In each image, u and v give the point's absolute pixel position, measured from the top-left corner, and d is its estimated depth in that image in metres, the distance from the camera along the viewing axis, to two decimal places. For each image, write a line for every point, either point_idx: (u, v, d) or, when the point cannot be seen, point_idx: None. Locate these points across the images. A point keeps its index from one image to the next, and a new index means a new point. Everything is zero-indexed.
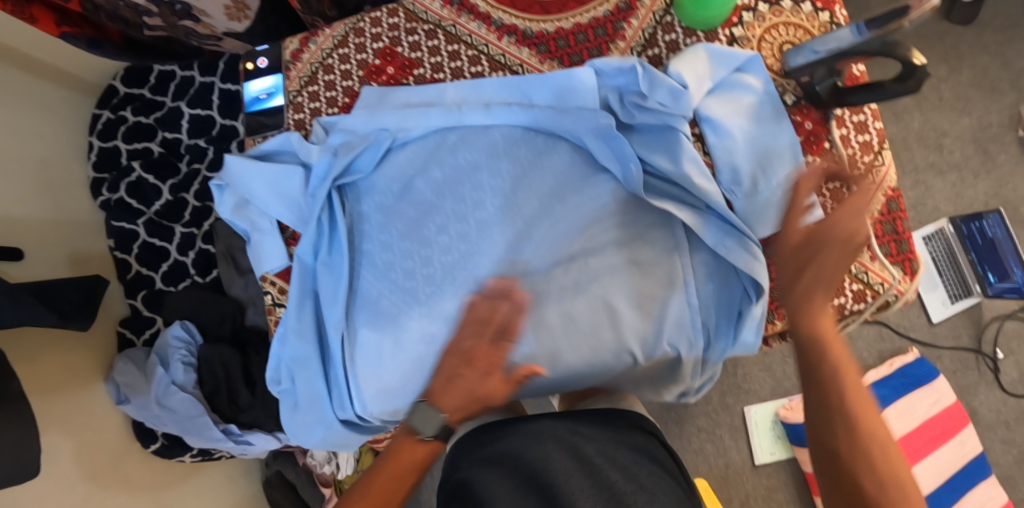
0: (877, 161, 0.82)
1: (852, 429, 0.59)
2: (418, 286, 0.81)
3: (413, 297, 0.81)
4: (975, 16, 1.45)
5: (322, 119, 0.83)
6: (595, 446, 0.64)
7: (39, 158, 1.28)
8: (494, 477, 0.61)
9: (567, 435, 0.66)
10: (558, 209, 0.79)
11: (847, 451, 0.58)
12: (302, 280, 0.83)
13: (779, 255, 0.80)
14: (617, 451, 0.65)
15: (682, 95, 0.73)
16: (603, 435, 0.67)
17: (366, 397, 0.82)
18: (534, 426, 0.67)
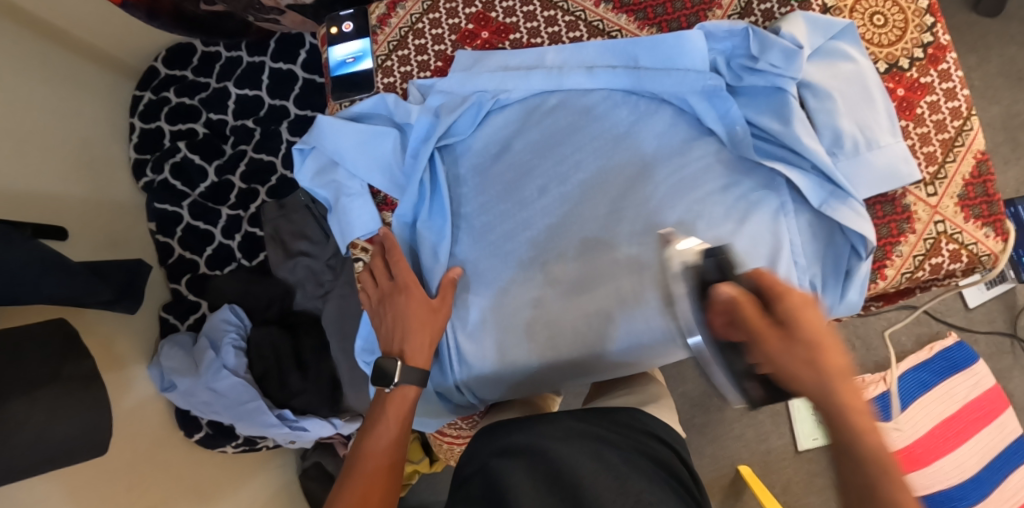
0: (966, 126, 0.82)
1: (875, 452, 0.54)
2: (522, 250, 0.80)
3: (516, 261, 0.80)
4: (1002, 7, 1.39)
5: (418, 82, 0.82)
6: (619, 453, 0.65)
7: (80, 137, 1.25)
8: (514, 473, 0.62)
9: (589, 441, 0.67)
10: (661, 171, 0.79)
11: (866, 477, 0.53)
12: (402, 242, 0.83)
13: (879, 217, 0.81)
14: (641, 460, 0.65)
15: (795, 56, 0.74)
16: (608, 432, 0.71)
17: (466, 363, 0.81)
18: (549, 421, 0.71)
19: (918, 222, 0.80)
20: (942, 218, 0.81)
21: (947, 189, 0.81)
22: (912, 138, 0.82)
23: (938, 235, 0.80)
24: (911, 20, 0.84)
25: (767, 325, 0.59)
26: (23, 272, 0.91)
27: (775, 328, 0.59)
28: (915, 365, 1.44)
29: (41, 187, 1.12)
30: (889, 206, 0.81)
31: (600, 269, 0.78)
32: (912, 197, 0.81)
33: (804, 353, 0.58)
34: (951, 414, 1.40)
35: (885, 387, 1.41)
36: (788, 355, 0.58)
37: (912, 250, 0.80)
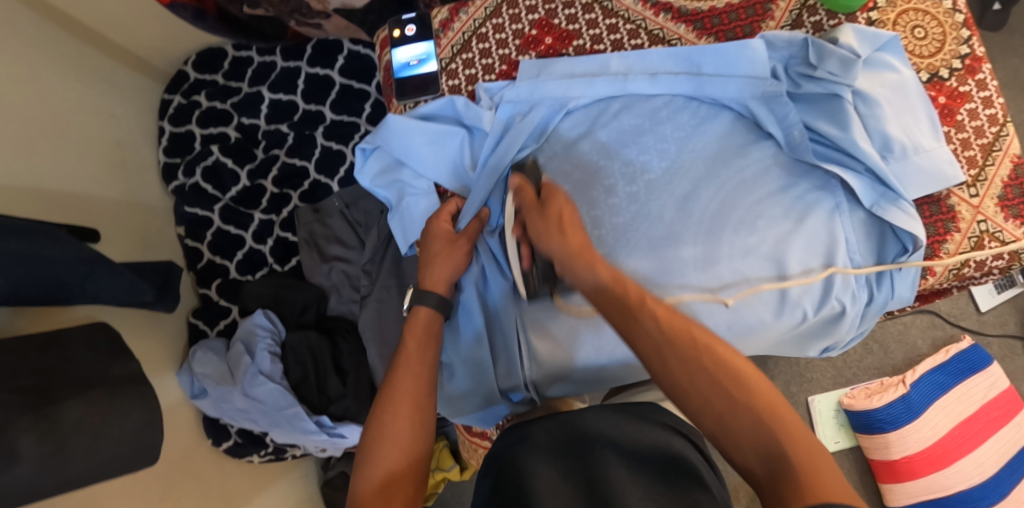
0: (1003, 131, 0.87)
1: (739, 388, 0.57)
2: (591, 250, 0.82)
3: None
4: (1004, 23, 1.42)
5: (485, 85, 0.85)
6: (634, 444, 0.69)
7: (113, 139, 1.25)
8: (545, 481, 0.66)
9: (613, 436, 0.70)
10: (724, 172, 0.82)
11: (722, 406, 0.57)
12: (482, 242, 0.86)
13: (926, 216, 0.85)
14: (658, 448, 0.68)
15: (853, 64, 0.77)
16: (624, 425, 0.72)
17: (534, 359, 0.86)
18: (569, 421, 0.74)
19: (962, 221, 0.85)
20: (984, 217, 0.85)
21: (988, 190, 0.85)
22: (954, 143, 0.86)
23: (981, 233, 0.84)
24: (949, 33, 0.88)
25: (532, 202, 0.74)
26: (70, 272, 0.89)
27: (583, 239, 0.69)
28: (934, 366, 1.49)
29: (78, 188, 1.12)
30: (935, 206, 0.85)
31: (669, 266, 0.81)
32: (956, 198, 0.85)
33: (553, 216, 0.72)
34: (970, 414, 1.45)
35: (905, 389, 1.45)
36: (542, 221, 0.72)
37: (958, 247, 0.84)
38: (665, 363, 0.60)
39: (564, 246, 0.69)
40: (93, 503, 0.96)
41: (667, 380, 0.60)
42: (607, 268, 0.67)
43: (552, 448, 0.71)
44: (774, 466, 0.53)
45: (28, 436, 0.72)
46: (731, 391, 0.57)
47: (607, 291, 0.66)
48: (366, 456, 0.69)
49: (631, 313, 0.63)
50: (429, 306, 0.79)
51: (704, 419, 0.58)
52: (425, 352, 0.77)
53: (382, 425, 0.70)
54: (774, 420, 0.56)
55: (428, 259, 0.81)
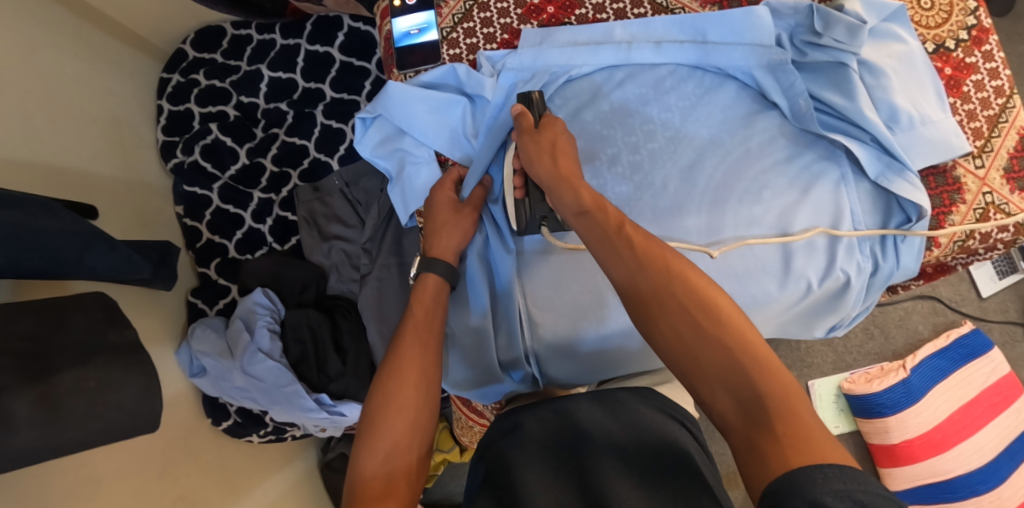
0: (1009, 103, 0.86)
1: (711, 322, 0.58)
2: None
3: None
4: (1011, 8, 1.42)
5: (487, 54, 0.85)
6: (632, 433, 0.69)
7: (111, 116, 1.24)
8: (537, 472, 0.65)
9: (608, 427, 0.70)
10: (730, 142, 0.81)
11: (694, 338, 0.58)
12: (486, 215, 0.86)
13: (931, 188, 0.83)
14: (655, 436, 0.68)
15: (859, 31, 0.76)
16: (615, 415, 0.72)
17: (534, 331, 0.86)
18: (562, 412, 0.74)
19: (968, 193, 0.83)
20: (989, 189, 0.84)
21: (993, 162, 0.85)
22: (960, 114, 0.86)
23: (987, 205, 0.83)
24: (955, 5, 0.88)
25: (530, 127, 0.75)
26: (67, 245, 0.88)
27: (570, 166, 0.71)
28: (934, 351, 1.51)
29: (76, 165, 1.11)
30: (941, 177, 0.84)
31: (673, 234, 0.80)
32: (961, 169, 0.84)
33: (545, 142, 0.73)
34: (970, 399, 1.47)
35: (906, 373, 1.48)
36: (535, 144, 0.73)
37: (963, 219, 0.83)
38: (643, 290, 0.61)
39: (554, 170, 0.70)
40: (90, 479, 0.96)
41: (642, 301, 0.61)
42: (587, 193, 0.68)
43: (540, 439, 0.70)
44: (743, 398, 0.55)
45: (21, 402, 0.71)
46: (699, 320, 0.59)
47: (590, 214, 0.67)
48: (369, 428, 0.67)
49: (615, 241, 0.64)
50: (435, 275, 0.79)
51: (674, 346, 0.59)
52: (430, 325, 0.76)
53: (384, 396, 0.69)
54: (744, 349, 0.57)
55: (433, 227, 0.81)
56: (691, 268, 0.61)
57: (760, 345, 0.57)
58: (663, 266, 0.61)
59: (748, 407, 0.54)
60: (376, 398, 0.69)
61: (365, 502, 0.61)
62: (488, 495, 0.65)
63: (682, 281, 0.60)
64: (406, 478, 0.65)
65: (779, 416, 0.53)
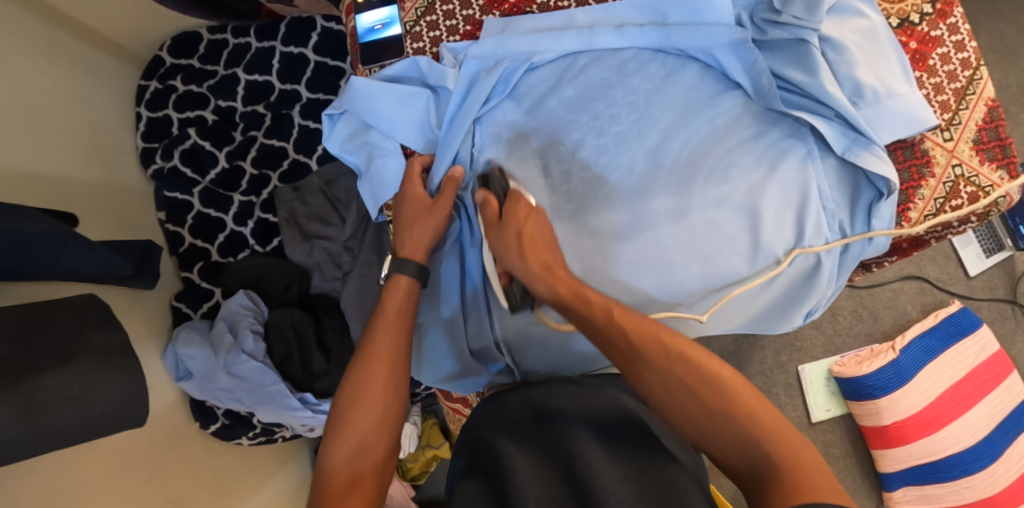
0: (976, 75, 0.86)
1: (713, 397, 0.60)
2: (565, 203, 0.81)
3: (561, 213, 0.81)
4: None
5: (449, 45, 0.85)
6: (611, 415, 0.70)
7: (89, 123, 1.25)
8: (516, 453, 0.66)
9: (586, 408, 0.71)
10: (696, 122, 0.81)
11: (700, 414, 0.60)
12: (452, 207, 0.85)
13: (899, 161, 0.83)
14: (631, 418, 0.69)
15: (817, 5, 0.76)
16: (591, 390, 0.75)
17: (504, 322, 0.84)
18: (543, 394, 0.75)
19: (937, 166, 0.83)
20: (958, 162, 0.84)
21: (962, 134, 0.84)
22: (927, 88, 0.85)
23: (956, 178, 0.83)
24: None
25: (494, 218, 0.75)
26: (43, 248, 0.88)
27: (545, 255, 0.73)
28: (923, 331, 1.51)
29: (55, 172, 1.12)
30: (909, 151, 0.83)
31: (640, 218, 0.80)
32: (930, 142, 0.83)
33: (510, 234, 0.74)
34: (960, 378, 1.48)
35: (895, 354, 1.47)
36: (502, 240, 0.74)
37: (932, 193, 0.83)
38: (663, 394, 0.62)
39: (526, 265, 0.72)
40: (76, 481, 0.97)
41: (658, 400, 0.63)
42: (567, 285, 0.71)
43: (520, 420, 0.73)
44: (754, 464, 0.57)
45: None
46: (703, 399, 0.60)
47: (576, 309, 0.69)
48: (343, 419, 0.68)
49: (630, 343, 0.65)
50: (406, 275, 0.78)
51: (683, 422, 0.61)
52: (403, 319, 0.76)
53: (352, 392, 0.69)
54: (750, 418, 0.59)
55: (404, 224, 0.81)
56: (687, 346, 0.63)
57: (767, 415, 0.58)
58: (661, 351, 0.63)
59: (760, 472, 0.56)
60: (346, 393, 0.70)
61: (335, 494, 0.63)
62: (479, 484, 0.66)
63: (684, 364, 0.62)
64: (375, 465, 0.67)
65: (788, 477, 0.54)
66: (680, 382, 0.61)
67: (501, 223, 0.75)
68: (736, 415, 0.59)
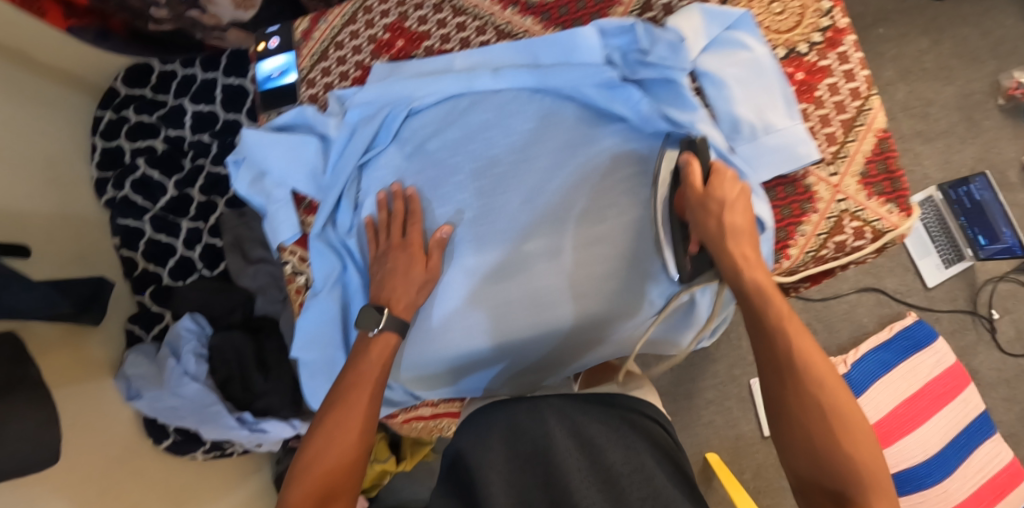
0: (866, 105, 0.84)
1: (844, 431, 0.61)
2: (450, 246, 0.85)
3: (445, 256, 0.84)
4: None
5: (336, 93, 0.90)
6: (604, 432, 0.65)
7: (45, 156, 1.30)
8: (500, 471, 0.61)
9: (573, 418, 0.66)
10: (572, 163, 0.82)
11: (819, 440, 0.61)
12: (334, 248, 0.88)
13: (781, 197, 0.83)
14: (629, 439, 0.65)
15: (680, 48, 0.77)
16: (579, 408, 0.68)
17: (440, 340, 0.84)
18: (532, 409, 0.67)
19: (820, 201, 0.82)
20: (844, 196, 0.83)
21: (848, 168, 0.83)
22: (812, 120, 0.84)
23: (841, 213, 0.82)
24: (809, 6, 0.86)
25: (699, 185, 0.72)
26: None
27: (742, 238, 0.70)
28: (877, 345, 1.51)
29: (16, 206, 1.18)
30: (791, 187, 0.83)
31: (513, 260, 0.83)
32: (812, 177, 0.83)
33: (711, 206, 0.70)
34: (914, 392, 1.47)
35: (845, 369, 1.50)
36: (703, 209, 0.71)
37: (815, 229, 0.82)
38: (782, 381, 0.64)
39: (721, 237, 0.69)
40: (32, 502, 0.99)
41: (772, 384, 0.65)
42: (752, 275, 0.68)
43: (510, 431, 0.65)
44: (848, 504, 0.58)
45: None
46: (830, 428, 0.61)
47: (749, 299, 0.68)
48: (310, 442, 0.71)
49: (767, 329, 0.66)
50: (396, 332, 0.78)
51: (800, 440, 0.62)
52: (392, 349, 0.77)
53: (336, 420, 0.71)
54: (861, 461, 0.60)
55: (387, 276, 0.80)
56: (829, 374, 0.63)
57: (881, 470, 0.60)
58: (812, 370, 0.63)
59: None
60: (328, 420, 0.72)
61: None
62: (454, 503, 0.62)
63: (821, 388, 0.63)
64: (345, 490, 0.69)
65: None
66: (816, 407, 0.62)
67: (704, 193, 0.71)
68: (850, 455, 0.60)
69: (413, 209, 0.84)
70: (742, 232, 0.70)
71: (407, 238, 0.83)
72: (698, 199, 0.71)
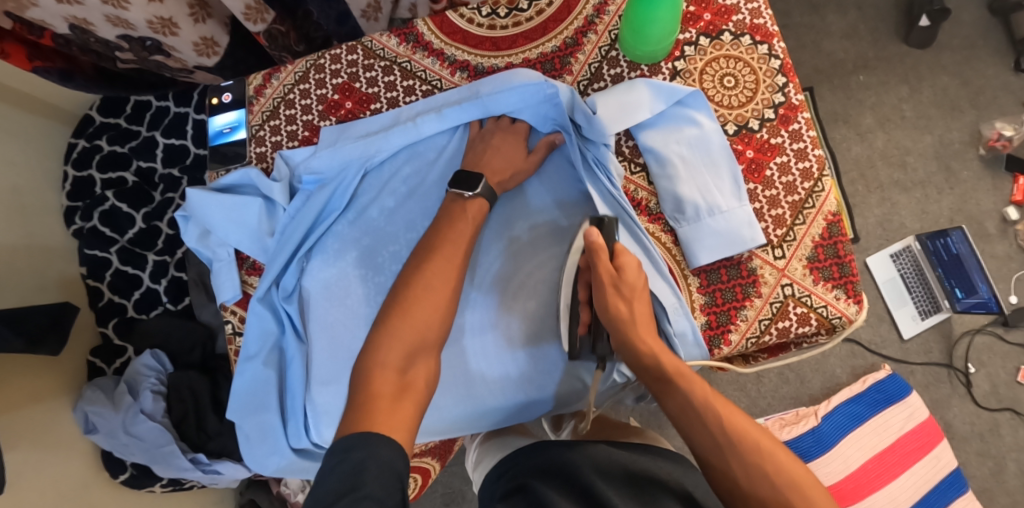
0: (817, 187, 0.82)
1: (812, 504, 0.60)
2: None
3: None
4: (930, 40, 1.56)
5: (284, 153, 0.89)
6: (660, 485, 0.65)
7: (11, 185, 1.26)
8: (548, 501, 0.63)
9: (623, 468, 0.67)
10: (505, 235, 0.87)
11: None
12: (273, 313, 0.88)
13: (723, 280, 0.82)
14: (680, 490, 0.65)
15: (595, 121, 0.80)
16: (635, 459, 0.69)
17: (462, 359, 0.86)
18: (584, 458, 0.69)
19: (764, 285, 0.81)
20: (789, 280, 0.81)
21: (795, 251, 0.82)
22: (760, 201, 0.82)
23: (785, 298, 0.80)
24: (762, 81, 0.85)
25: (609, 268, 0.73)
26: None
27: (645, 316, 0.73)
28: (850, 397, 1.47)
29: None
30: (734, 269, 0.82)
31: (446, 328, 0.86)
32: (758, 260, 0.81)
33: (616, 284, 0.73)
34: (885, 447, 1.43)
35: (817, 420, 1.44)
36: (615, 295, 0.73)
37: (758, 314, 0.81)
38: (717, 443, 0.64)
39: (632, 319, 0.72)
40: None
41: (697, 437, 0.65)
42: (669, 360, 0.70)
43: (560, 475, 0.68)
44: None
45: None
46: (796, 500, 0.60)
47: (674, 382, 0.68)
48: (381, 329, 0.72)
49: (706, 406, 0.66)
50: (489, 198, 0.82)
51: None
52: (467, 235, 0.79)
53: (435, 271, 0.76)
54: None
55: (490, 148, 0.85)
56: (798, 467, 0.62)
57: None
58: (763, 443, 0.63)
59: None
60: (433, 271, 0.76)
61: (386, 394, 0.67)
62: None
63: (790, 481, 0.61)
64: (426, 376, 0.72)
65: None
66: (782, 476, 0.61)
67: (618, 278, 0.73)
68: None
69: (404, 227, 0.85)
70: (647, 321, 0.73)
71: None
72: (614, 281, 0.73)
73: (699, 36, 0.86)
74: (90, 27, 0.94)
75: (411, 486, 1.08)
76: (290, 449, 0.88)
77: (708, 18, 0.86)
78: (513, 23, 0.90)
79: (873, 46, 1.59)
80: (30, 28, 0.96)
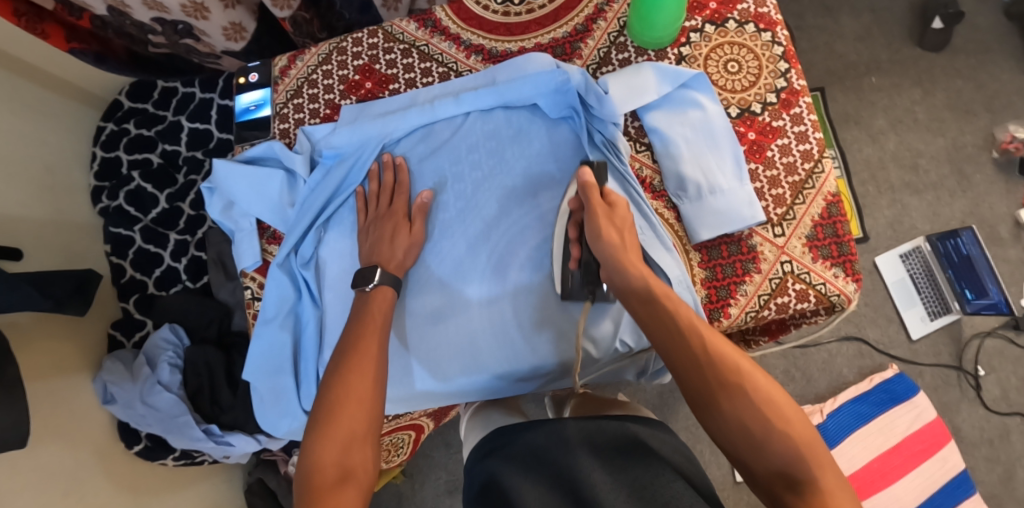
0: (817, 168, 0.85)
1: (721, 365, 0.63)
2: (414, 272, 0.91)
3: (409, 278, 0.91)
4: (944, 43, 1.58)
5: (306, 129, 0.93)
6: (627, 445, 0.68)
7: (43, 163, 1.32)
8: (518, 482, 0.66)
9: (592, 436, 0.70)
10: (514, 209, 0.89)
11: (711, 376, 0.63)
12: (291, 278, 0.92)
13: (724, 256, 0.84)
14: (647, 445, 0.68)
15: (606, 100, 0.83)
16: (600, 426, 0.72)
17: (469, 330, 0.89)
18: (553, 435, 0.72)
19: (763, 262, 0.83)
20: (789, 258, 0.83)
21: (795, 230, 0.84)
22: (761, 181, 0.85)
23: (784, 274, 0.82)
24: (766, 67, 0.88)
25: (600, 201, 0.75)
26: None
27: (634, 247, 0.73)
28: (855, 395, 1.47)
29: (12, 208, 1.19)
30: (735, 246, 0.84)
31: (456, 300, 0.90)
32: (758, 238, 0.84)
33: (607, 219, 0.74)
34: (891, 447, 1.43)
35: (822, 418, 1.45)
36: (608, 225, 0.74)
37: (757, 289, 0.83)
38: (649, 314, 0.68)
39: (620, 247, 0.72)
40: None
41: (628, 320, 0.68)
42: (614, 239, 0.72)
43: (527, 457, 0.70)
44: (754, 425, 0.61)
45: None
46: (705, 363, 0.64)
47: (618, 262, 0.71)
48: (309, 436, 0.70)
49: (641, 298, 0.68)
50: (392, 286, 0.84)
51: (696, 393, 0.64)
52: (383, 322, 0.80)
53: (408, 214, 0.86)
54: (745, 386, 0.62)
55: (375, 242, 0.86)
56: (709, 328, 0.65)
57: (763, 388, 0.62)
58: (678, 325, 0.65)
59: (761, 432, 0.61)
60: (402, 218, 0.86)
61: (326, 492, 0.65)
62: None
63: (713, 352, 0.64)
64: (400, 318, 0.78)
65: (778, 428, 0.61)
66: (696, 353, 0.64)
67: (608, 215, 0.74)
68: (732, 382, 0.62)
69: (401, 179, 0.90)
70: (635, 249, 0.73)
71: (391, 206, 0.89)
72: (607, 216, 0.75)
73: (704, 23, 0.89)
74: (126, 9, 1.00)
75: (405, 443, 1.12)
76: (302, 411, 0.92)
77: (714, 6, 0.89)
78: (527, 10, 0.94)
79: (887, 49, 1.61)
80: (70, 9, 1.04)
